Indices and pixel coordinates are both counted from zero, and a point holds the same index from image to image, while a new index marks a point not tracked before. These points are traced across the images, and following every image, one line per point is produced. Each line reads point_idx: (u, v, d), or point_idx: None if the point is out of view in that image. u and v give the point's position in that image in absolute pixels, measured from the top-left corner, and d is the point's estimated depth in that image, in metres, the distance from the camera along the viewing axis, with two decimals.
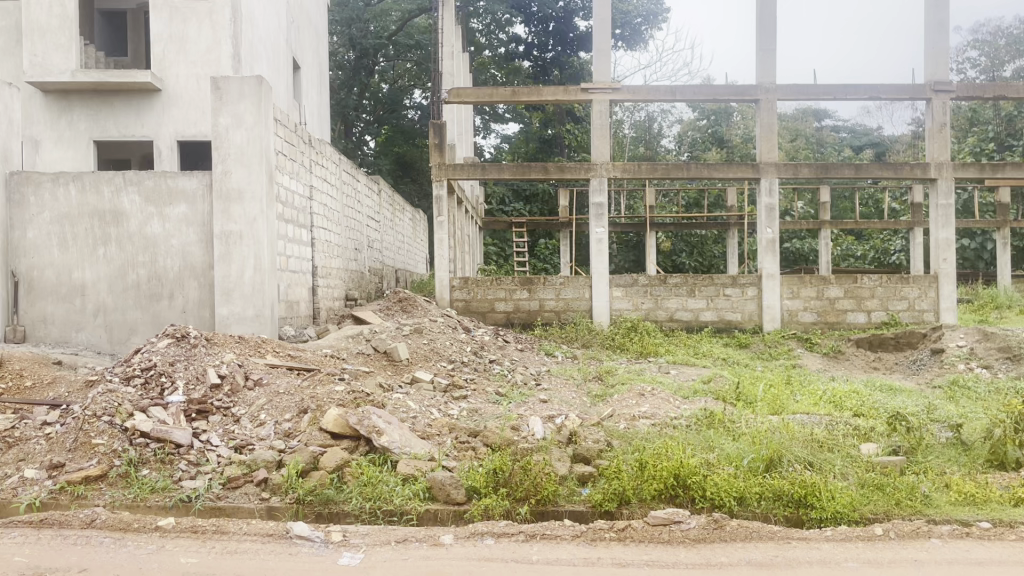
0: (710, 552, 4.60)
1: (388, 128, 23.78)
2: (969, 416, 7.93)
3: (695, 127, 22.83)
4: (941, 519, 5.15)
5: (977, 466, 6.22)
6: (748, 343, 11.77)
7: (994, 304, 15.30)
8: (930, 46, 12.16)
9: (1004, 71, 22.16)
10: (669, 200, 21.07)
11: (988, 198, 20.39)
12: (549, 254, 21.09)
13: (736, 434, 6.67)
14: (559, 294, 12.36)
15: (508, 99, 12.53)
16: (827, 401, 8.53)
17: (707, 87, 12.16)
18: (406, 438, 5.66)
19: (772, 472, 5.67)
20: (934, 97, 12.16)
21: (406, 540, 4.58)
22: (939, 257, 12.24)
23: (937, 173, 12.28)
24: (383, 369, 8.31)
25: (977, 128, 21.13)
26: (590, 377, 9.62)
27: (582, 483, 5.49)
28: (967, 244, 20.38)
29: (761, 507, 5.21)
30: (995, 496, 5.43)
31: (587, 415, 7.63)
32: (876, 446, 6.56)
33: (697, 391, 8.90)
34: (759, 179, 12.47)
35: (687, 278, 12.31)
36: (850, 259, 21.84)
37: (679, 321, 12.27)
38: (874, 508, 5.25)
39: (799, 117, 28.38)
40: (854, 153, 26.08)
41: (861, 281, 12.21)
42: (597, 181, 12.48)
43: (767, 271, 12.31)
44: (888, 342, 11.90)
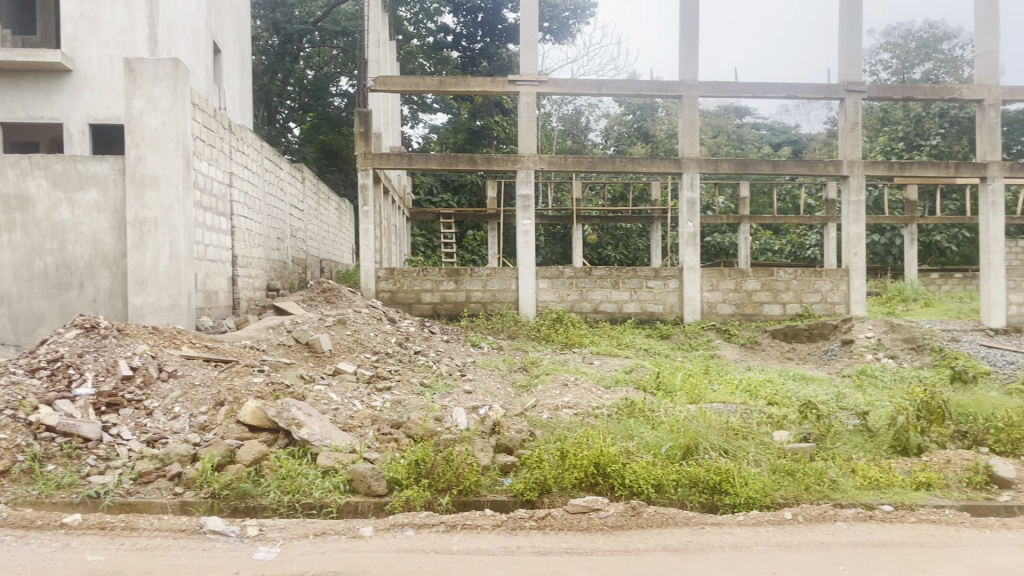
0: (628, 539, 4.69)
1: (314, 115, 23.30)
2: (875, 404, 8.29)
3: (621, 122, 23.19)
4: (846, 502, 5.39)
5: (882, 451, 6.52)
6: (669, 334, 12.03)
7: (901, 297, 16.01)
8: (844, 48, 12.59)
9: (913, 74, 23.04)
10: (596, 192, 21.30)
11: (897, 195, 21.26)
12: (476, 245, 21.15)
13: (655, 422, 6.83)
14: (485, 286, 12.38)
15: (435, 89, 12.46)
16: (744, 390, 8.78)
17: (631, 83, 12.31)
18: (328, 430, 5.60)
19: (689, 458, 5.82)
20: (847, 97, 12.61)
21: (324, 533, 4.54)
22: (850, 251, 12.67)
23: (849, 171, 12.65)
24: (306, 361, 8.16)
25: (887, 128, 21.91)
26: (515, 368, 9.68)
27: (503, 474, 5.54)
28: (877, 240, 21.23)
29: (677, 493, 5.34)
30: (898, 481, 5.72)
31: (511, 405, 7.69)
32: (788, 433, 6.80)
33: (618, 380, 9.07)
34: (681, 174, 12.70)
35: (611, 270, 12.50)
36: (767, 253, 22.52)
37: (604, 313, 12.47)
38: (784, 493, 5.45)
39: (721, 114, 29.06)
40: (772, 150, 26.90)
41: (777, 273, 12.59)
42: (525, 173, 12.52)
43: (688, 263, 12.60)
44: (801, 333, 12.36)
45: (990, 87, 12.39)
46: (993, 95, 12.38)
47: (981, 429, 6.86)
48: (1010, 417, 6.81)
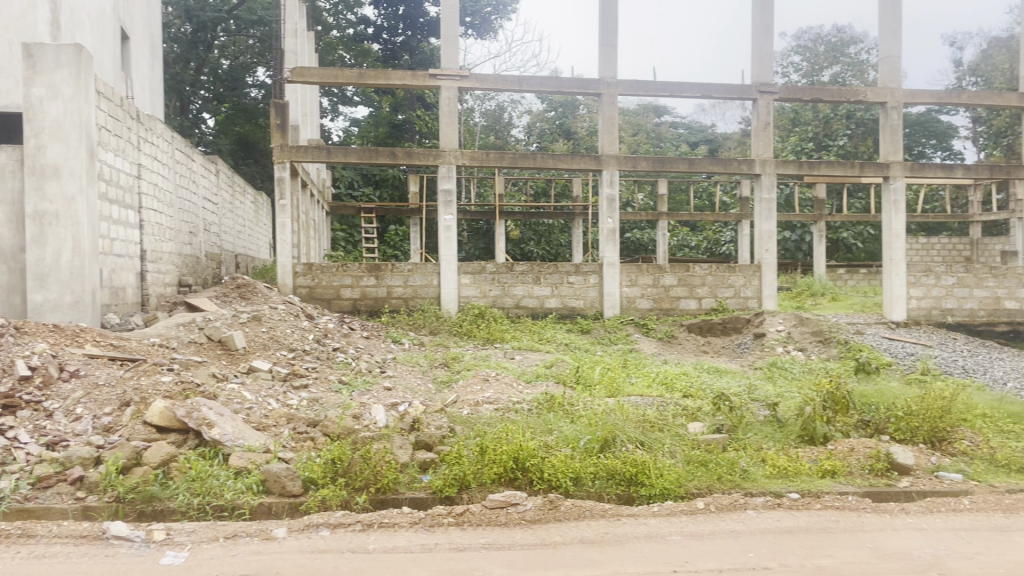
0: (545, 533, 4.73)
1: (229, 106, 22.63)
2: (784, 395, 8.58)
3: (543, 119, 23.43)
4: (756, 491, 5.56)
5: (790, 441, 6.76)
6: (589, 329, 12.18)
7: (810, 292, 16.61)
8: (757, 49, 12.96)
9: (822, 76, 23.94)
10: (518, 188, 21.37)
11: (807, 193, 22.06)
12: (399, 241, 20.92)
13: (574, 416, 6.90)
14: (406, 281, 12.28)
15: (354, 81, 12.23)
16: (660, 383, 8.97)
17: (551, 80, 12.38)
18: (240, 430, 5.46)
19: (607, 451, 5.91)
20: (759, 98, 12.96)
21: (235, 535, 4.41)
22: (762, 248, 13.05)
23: (761, 170, 13.02)
24: (218, 358, 7.93)
25: (798, 129, 22.69)
26: (436, 364, 9.62)
27: (423, 470, 5.50)
28: (788, 236, 22.01)
29: (595, 486, 5.41)
30: (805, 469, 5.93)
31: (430, 402, 7.63)
32: (702, 424, 6.97)
33: (539, 374, 9.14)
34: (601, 171, 12.85)
35: (532, 266, 12.58)
36: (684, 249, 23.02)
37: (525, 308, 12.53)
38: (699, 483, 5.58)
39: (640, 113, 29.59)
40: (689, 149, 27.56)
41: (692, 269, 12.89)
42: (447, 168, 12.45)
43: (607, 259, 12.77)
44: (716, 327, 12.65)
45: (892, 90, 12.95)
46: (895, 98, 12.94)
47: (882, 418, 7.17)
48: (908, 405, 7.16)
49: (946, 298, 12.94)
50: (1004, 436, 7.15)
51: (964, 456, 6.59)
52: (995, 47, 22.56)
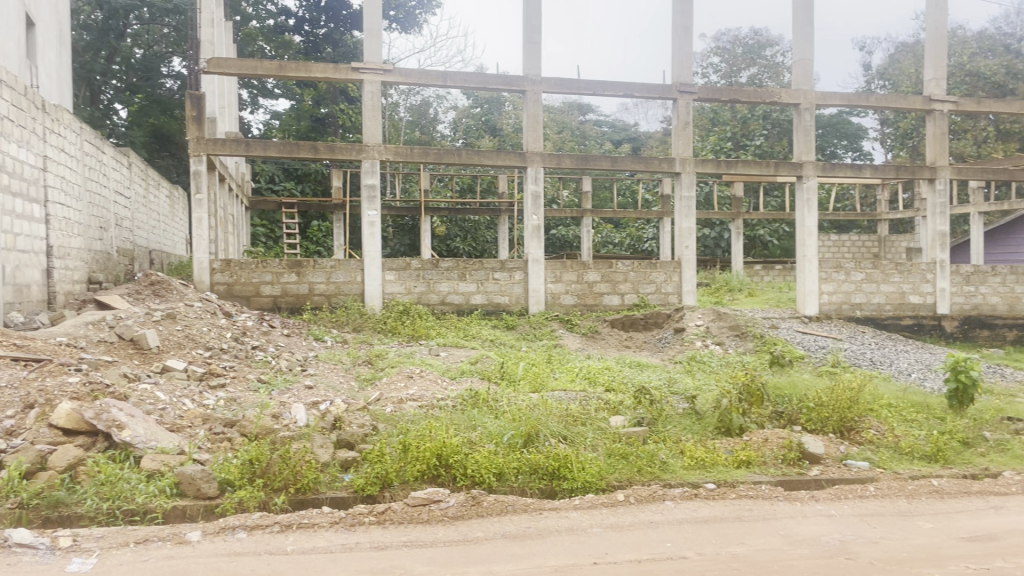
0: (467, 529, 4.73)
1: (142, 97, 21.62)
2: (703, 388, 8.80)
3: (469, 115, 23.45)
4: (674, 482, 5.69)
5: (708, 432, 6.94)
6: (514, 325, 12.23)
7: (728, 287, 17.09)
8: (678, 50, 13.22)
9: (740, 77, 24.60)
10: (444, 184, 21.28)
11: (725, 191, 22.66)
12: (322, 237, 20.59)
13: (498, 412, 6.92)
14: (329, 278, 12.09)
15: (274, 73, 11.94)
16: (583, 377, 9.09)
17: (476, 76, 12.36)
18: (153, 431, 5.28)
19: (530, 446, 5.94)
20: (679, 97, 13.22)
21: (146, 540, 4.27)
22: (682, 244, 13.34)
23: (681, 168, 13.29)
24: (130, 358, 7.65)
25: (717, 128, 23.26)
26: (359, 361, 9.51)
27: (344, 470, 5.43)
28: (708, 233, 22.57)
29: (518, 481, 5.44)
30: (722, 460, 6.10)
31: (353, 400, 7.53)
32: (623, 418, 7.09)
33: (464, 370, 9.12)
34: (525, 168, 12.92)
35: (458, 262, 12.55)
36: (609, 246, 23.33)
37: (451, 305, 12.50)
38: (619, 476, 5.68)
39: (565, 110, 29.84)
40: (613, 147, 27.96)
41: (616, 265, 13.07)
42: (370, 163, 12.31)
43: (533, 256, 12.84)
44: (638, 322, 12.88)
45: (805, 92, 13.39)
46: (808, 100, 13.38)
47: (794, 409, 7.42)
48: (819, 397, 7.43)
49: (856, 293, 13.45)
50: (907, 425, 7.49)
51: (870, 444, 6.88)
52: (902, 52, 23.62)
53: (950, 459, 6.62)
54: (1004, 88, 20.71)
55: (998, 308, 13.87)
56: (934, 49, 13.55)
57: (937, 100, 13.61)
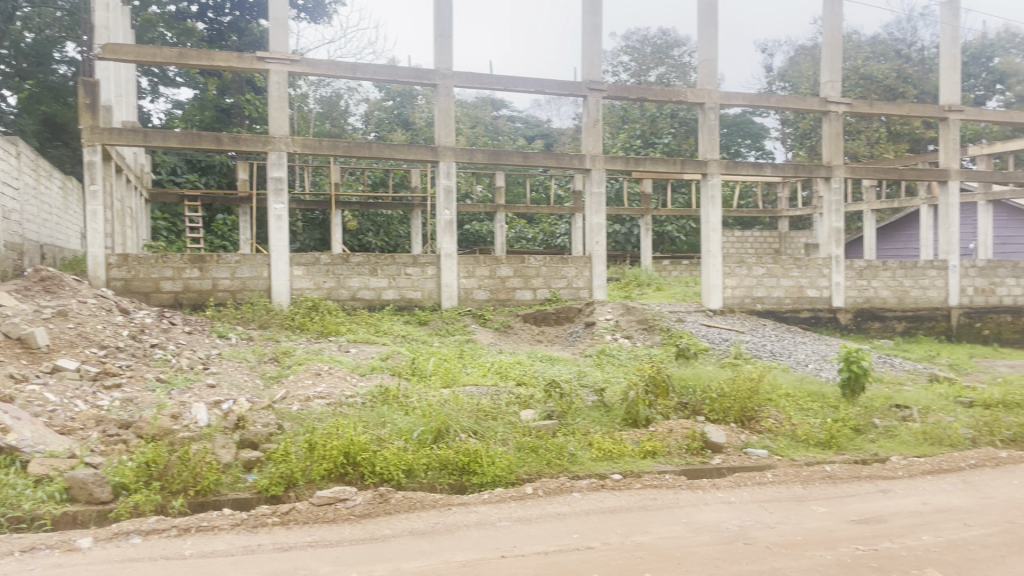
0: (374, 527, 4.67)
1: (33, 83, 20.53)
2: (611, 381, 8.96)
3: (382, 108, 23.22)
4: (582, 474, 5.77)
5: (615, 424, 7.06)
6: (426, 321, 12.15)
7: (637, 282, 17.43)
8: (587, 48, 13.39)
9: (649, 76, 25.07)
10: (356, 177, 20.95)
11: (635, 188, 23.11)
12: (227, 231, 19.97)
13: (408, 408, 6.86)
14: (233, 273, 11.74)
15: (174, 61, 11.46)
16: (495, 372, 9.10)
17: (386, 68, 12.19)
18: (40, 434, 5.02)
19: (440, 442, 5.91)
20: (589, 95, 13.36)
21: (32, 548, 4.06)
22: (593, 239, 13.51)
23: (591, 165, 13.45)
24: (17, 358, 7.24)
25: (627, 126, 23.68)
26: (265, 359, 9.25)
27: (247, 470, 5.29)
28: (618, 229, 23.00)
29: (427, 477, 5.41)
30: (628, 451, 6.22)
31: (257, 399, 7.33)
32: (534, 411, 7.14)
33: (374, 367, 9.00)
34: (437, 162, 12.82)
35: (369, 257, 12.36)
36: (522, 241, 23.47)
37: (362, 300, 12.30)
38: (528, 469, 5.71)
39: (478, 105, 29.79)
40: (526, 143, 28.12)
41: (528, 261, 13.13)
42: (276, 155, 11.99)
43: (445, 251, 12.78)
44: (549, 317, 13.01)
45: (710, 92, 13.74)
46: (712, 100, 13.75)
47: (698, 400, 7.62)
48: (721, 388, 7.65)
49: (757, 287, 13.93)
50: (804, 414, 7.80)
51: (768, 432, 7.14)
52: (802, 56, 24.56)
53: (843, 446, 6.93)
54: (894, 92, 21.79)
55: (888, 301, 14.56)
56: (829, 53, 14.13)
57: (832, 102, 14.21)
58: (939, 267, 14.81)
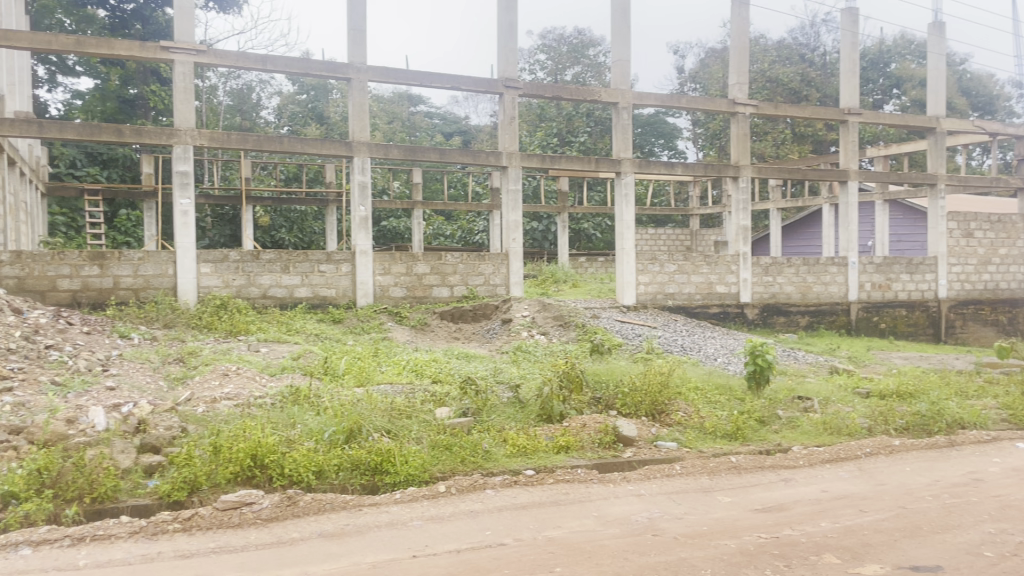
0: (281, 531, 4.55)
1: None
2: (527, 377, 9.00)
3: (295, 101, 22.74)
4: (496, 471, 5.77)
5: (530, 420, 7.09)
6: (341, 319, 11.95)
7: (554, 278, 17.58)
8: (503, 45, 13.39)
9: (565, 75, 25.33)
10: (268, 172, 20.45)
11: (552, 185, 23.29)
12: (131, 226, 19.17)
13: (320, 408, 6.72)
14: (136, 270, 11.28)
15: (71, 49, 10.91)
16: (410, 370, 9.03)
17: (297, 61, 11.89)
18: None
19: (352, 442, 5.81)
20: (505, 92, 13.36)
21: None
22: (510, 236, 13.53)
23: (508, 162, 13.47)
24: None
25: (544, 124, 23.86)
26: (169, 360, 8.93)
27: (148, 475, 5.09)
28: (536, 227, 23.09)
29: (338, 478, 5.30)
30: (542, 446, 6.26)
31: (160, 401, 7.06)
32: (449, 409, 7.09)
33: (285, 366, 8.79)
34: (352, 158, 12.60)
35: (280, 254, 12.08)
36: (440, 238, 23.35)
37: (273, 298, 12.01)
38: (442, 467, 5.67)
39: (395, 100, 29.47)
40: (444, 139, 28.02)
41: (444, 257, 13.05)
42: (182, 148, 11.56)
43: (360, 247, 12.58)
44: (466, 314, 12.97)
45: (623, 92, 13.93)
46: (625, 100, 13.95)
47: (611, 394, 7.73)
48: (633, 382, 7.78)
49: (668, 284, 14.24)
50: (712, 406, 8.00)
51: (678, 425, 7.31)
52: (712, 58, 25.23)
53: (749, 437, 7.14)
54: (798, 95, 22.61)
55: (793, 296, 15.11)
56: (737, 56, 14.53)
57: (740, 104, 14.62)
58: (840, 264, 15.44)
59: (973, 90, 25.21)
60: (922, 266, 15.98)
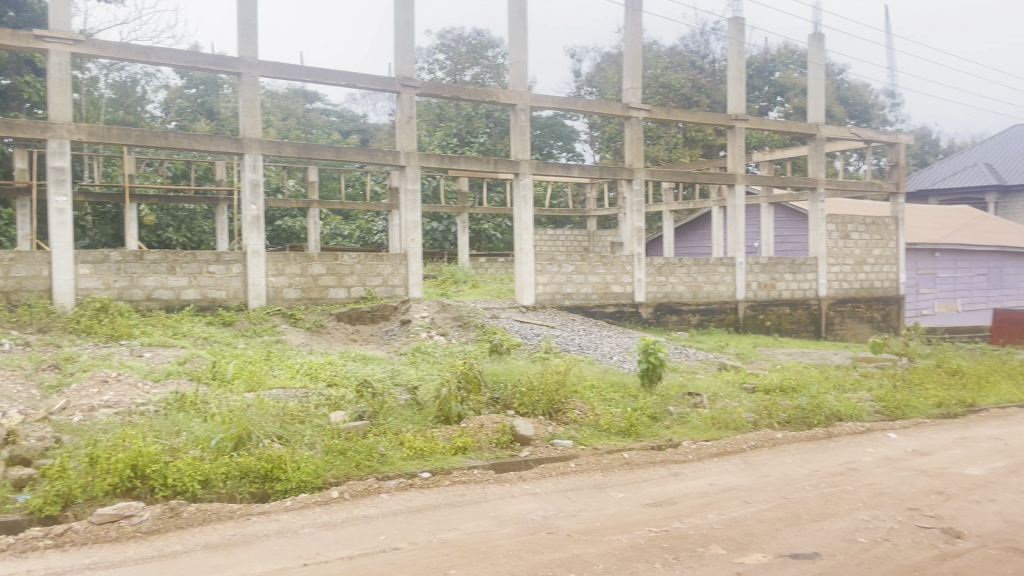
0: (163, 543, 4.35)
1: None
2: (425, 379, 8.92)
3: (183, 96, 21.87)
4: (391, 474, 5.69)
5: (428, 422, 7.02)
6: (231, 322, 11.53)
7: (454, 279, 17.53)
8: (400, 43, 13.25)
9: (464, 75, 25.31)
10: (154, 169, 19.56)
11: (452, 186, 23.23)
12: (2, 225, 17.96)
13: (207, 415, 6.46)
14: (7, 272, 10.57)
15: None
16: (303, 374, 8.80)
17: (183, 54, 11.39)
18: None
19: (241, 449, 5.60)
20: (402, 91, 13.23)
21: None
22: (408, 237, 13.40)
23: (406, 161, 13.33)
24: None
25: (444, 124, 23.77)
26: (43, 366, 8.40)
27: (18, 489, 4.80)
28: (436, 227, 23.02)
29: (226, 487, 5.10)
30: (439, 448, 6.21)
31: (31, 410, 6.63)
32: (344, 412, 6.94)
33: (170, 372, 8.41)
34: (243, 155, 12.19)
35: (166, 254, 11.58)
36: (338, 238, 22.94)
37: (158, 301, 11.50)
38: (336, 473, 5.54)
39: (289, 96, 28.73)
40: (341, 138, 27.54)
41: (341, 258, 12.81)
42: (58, 143, 10.91)
43: (252, 248, 12.20)
44: (364, 315, 12.76)
45: (521, 94, 14.01)
46: (523, 101, 14.02)
47: (509, 394, 7.75)
48: (530, 381, 7.84)
49: (566, 284, 14.42)
50: (607, 404, 8.13)
51: (574, 423, 7.40)
52: (607, 63, 25.74)
53: (641, 433, 7.31)
54: (689, 100, 23.33)
55: (684, 296, 15.58)
56: (631, 60, 14.86)
57: (634, 108, 14.95)
58: (728, 264, 16.01)
59: (850, 99, 26.63)
60: (803, 266, 16.77)
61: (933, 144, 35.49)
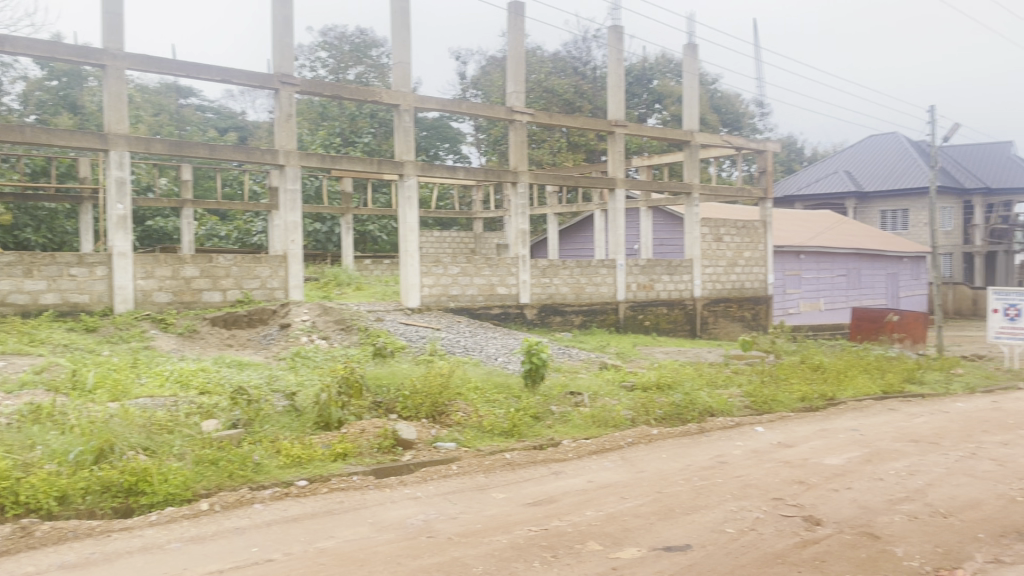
0: (13, 565, 4.06)
1: None
2: (304, 384, 8.68)
3: (43, 88, 20.52)
4: (266, 484, 5.50)
5: (307, 429, 6.83)
6: (96, 328, 10.88)
7: (337, 281, 17.17)
8: (278, 39, 12.86)
9: (348, 74, 24.90)
10: (10, 165, 18.24)
11: (335, 186, 22.78)
12: None
13: (66, 427, 6.07)
14: None
15: None
16: (174, 381, 8.40)
17: (41, 43, 10.64)
18: None
19: (103, 462, 5.30)
20: (281, 88, 12.84)
21: None
22: (287, 238, 13.03)
23: (286, 161, 12.95)
24: None
25: (326, 124, 23.29)
26: None
27: None
28: (319, 228, 22.52)
29: (85, 503, 4.81)
30: (318, 455, 6.06)
31: None
32: (218, 421, 6.66)
33: (25, 381, 7.84)
34: (108, 151, 11.52)
35: (22, 256, 10.80)
36: (214, 238, 22.09)
37: (12, 305, 10.71)
38: (207, 483, 5.31)
39: (161, 90, 27.44)
40: (217, 135, 26.55)
41: (216, 259, 12.33)
42: None
43: (119, 249, 11.55)
44: (241, 319, 12.33)
45: (404, 94, 13.86)
46: (407, 101, 13.89)
47: (391, 398, 7.64)
48: (413, 384, 7.76)
49: (452, 285, 14.39)
50: (490, 405, 8.14)
51: (458, 425, 7.37)
52: (492, 66, 25.89)
53: (523, 433, 7.38)
54: (572, 105, 23.81)
55: (568, 297, 15.85)
56: (515, 64, 14.97)
57: (518, 111, 15.08)
58: (609, 266, 16.40)
59: (722, 108, 27.83)
60: (680, 268, 17.38)
61: (797, 151, 37.62)
